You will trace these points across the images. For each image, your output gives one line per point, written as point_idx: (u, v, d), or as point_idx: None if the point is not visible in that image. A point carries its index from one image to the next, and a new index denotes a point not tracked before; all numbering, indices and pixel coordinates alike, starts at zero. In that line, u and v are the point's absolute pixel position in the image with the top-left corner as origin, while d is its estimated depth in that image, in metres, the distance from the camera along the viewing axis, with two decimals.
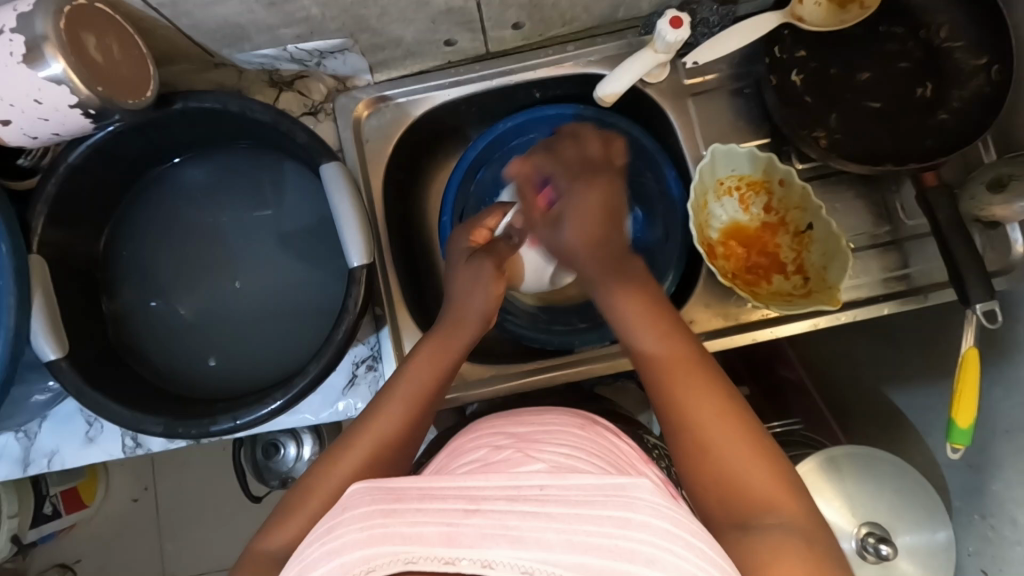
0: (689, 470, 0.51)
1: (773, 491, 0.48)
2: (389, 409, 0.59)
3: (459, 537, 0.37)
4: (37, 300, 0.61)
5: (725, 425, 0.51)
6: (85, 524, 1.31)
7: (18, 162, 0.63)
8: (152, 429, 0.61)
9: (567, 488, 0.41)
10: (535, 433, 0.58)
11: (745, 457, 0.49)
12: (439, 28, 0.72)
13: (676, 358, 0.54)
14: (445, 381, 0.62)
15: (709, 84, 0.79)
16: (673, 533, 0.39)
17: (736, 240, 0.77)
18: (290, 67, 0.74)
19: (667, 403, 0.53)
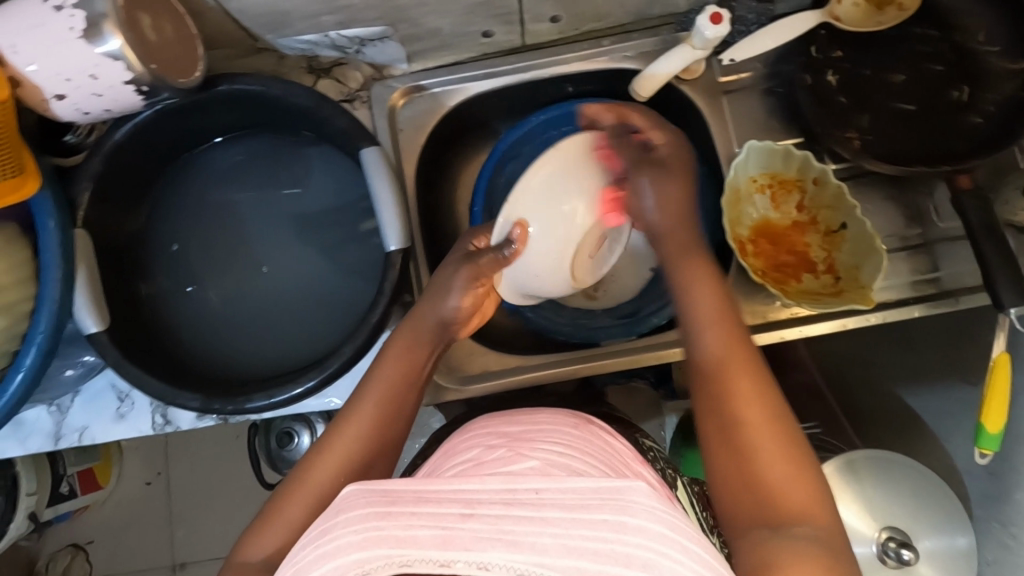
0: (726, 480, 0.51)
1: (811, 504, 0.47)
2: (360, 410, 0.60)
3: (452, 541, 0.38)
4: (81, 274, 0.62)
5: (771, 428, 0.50)
6: (98, 507, 1.33)
7: (65, 139, 0.63)
8: (188, 404, 0.61)
9: (562, 490, 0.42)
10: (526, 433, 0.61)
11: (786, 467, 0.49)
12: (478, 20, 0.73)
13: (726, 350, 0.54)
14: (416, 375, 0.64)
15: (742, 83, 0.79)
16: (668, 538, 0.40)
17: (766, 238, 0.75)
18: (329, 54, 0.75)
19: (713, 394, 0.53)
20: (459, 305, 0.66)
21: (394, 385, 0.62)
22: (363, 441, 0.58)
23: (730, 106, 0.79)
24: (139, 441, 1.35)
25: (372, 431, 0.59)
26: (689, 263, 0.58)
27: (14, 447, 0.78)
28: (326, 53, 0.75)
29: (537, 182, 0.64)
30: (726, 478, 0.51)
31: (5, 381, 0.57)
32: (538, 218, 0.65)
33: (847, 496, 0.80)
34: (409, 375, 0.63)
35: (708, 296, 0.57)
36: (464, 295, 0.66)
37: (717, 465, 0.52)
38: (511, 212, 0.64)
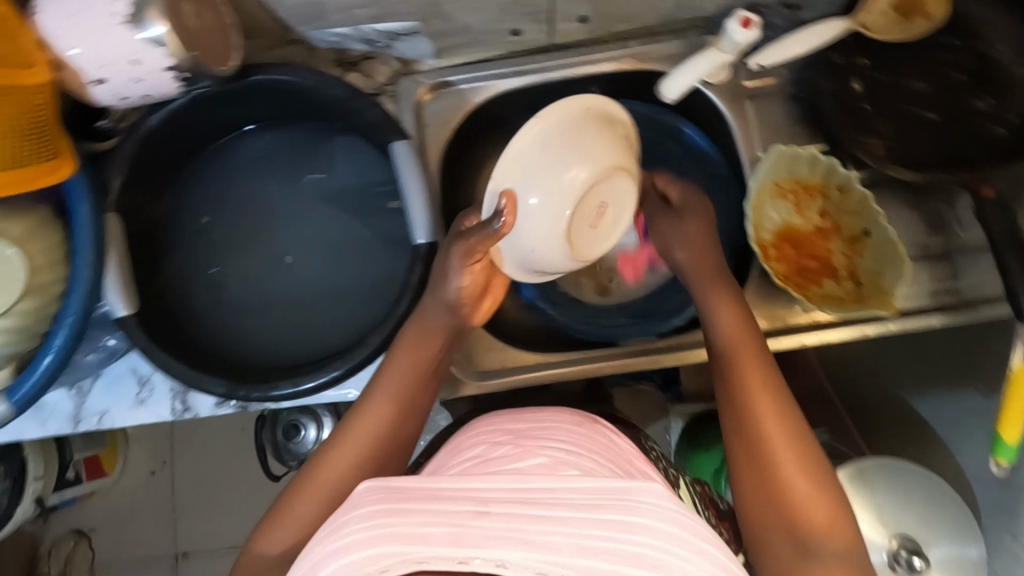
0: (762, 507, 0.55)
1: (839, 526, 0.53)
2: (377, 406, 0.60)
3: (465, 537, 0.40)
4: (112, 260, 0.62)
5: (794, 451, 0.56)
6: (102, 494, 1.33)
7: (98, 124, 0.64)
8: (214, 389, 0.62)
9: (572, 491, 0.45)
10: (532, 429, 0.62)
11: (816, 492, 0.55)
12: (508, 17, 0.73)
13: (752, 378, 0.59)
14: (428, 371, 0.62)
15: (767, 88, 0.80)
16: (675, 536, 0.43)
17: (789, 242, 0.76)
18: (358, 47, 0.75)
19: (740, 419, 0.58)
20: (462, 285, 0.62)
21: (407, 383, 0.61)
22: (376, 435, 0.59)
23: (755, 110, 0.79)
24: (144, 430, 1.35)
25: (385, 427, 0.59)
26: (717, 291, 0.65)
27: (34, 429, 0.78)
28: (356, 46, 0.75)
29: (527, 148, 0.58)
30: (761, 505, 0.55)
31: (35, 360, 0.58)
32: (528, 185, 0.59)
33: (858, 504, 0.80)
34: (420, 371, 0.61)
35: (732, 324, 0.63)
36: (469, 282, 0.62)
37: (752, 492, 0.56)
38: (498, 181, 0.59)
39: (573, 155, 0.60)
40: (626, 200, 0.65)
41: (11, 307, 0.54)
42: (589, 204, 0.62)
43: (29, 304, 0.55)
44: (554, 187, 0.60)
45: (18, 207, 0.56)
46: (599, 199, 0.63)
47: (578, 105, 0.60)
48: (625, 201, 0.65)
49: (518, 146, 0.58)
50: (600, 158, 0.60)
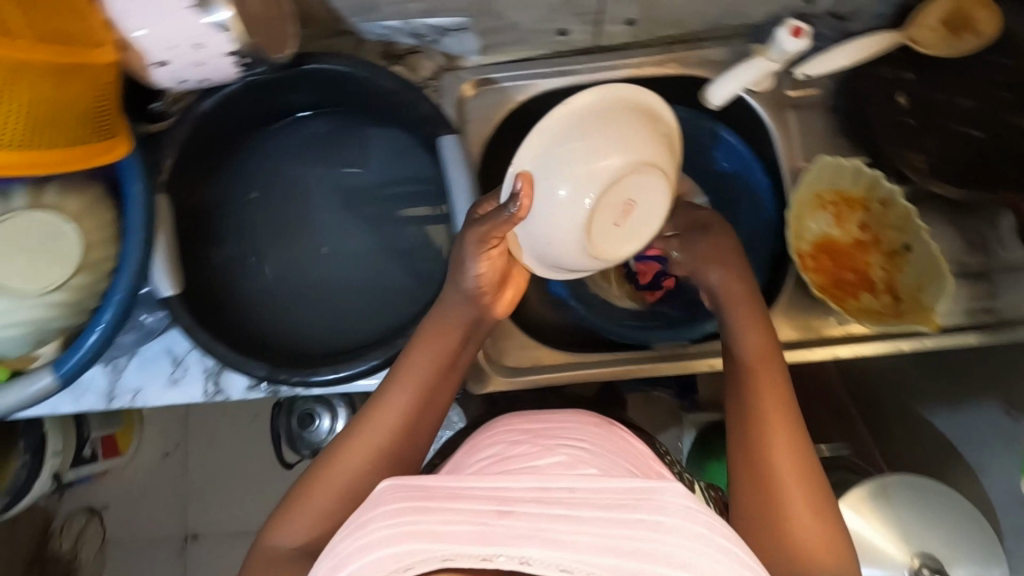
0: (756, 529, 0.55)
1: (829, 562, 0.53)
2: (395, 399, 0.59)
3: (490, 535, 0.40)
4: (161, 239, 0.63)
5: (798, 474, 0.56)
6: (117, 473, 1.34)
7: (151, 107, 0.64)
8: (256, 371, 0.63)
9: (597, 489, 0.45)
10: (550, 429, 0.63)
11: (815, 526, 0.54)
12: (557, 17, 0.73)
13: (767, 396, 0.60)
14: (447, 369, 0.61)
15: (809, 98, 0.80)
16: (704, 538, 0.43)
17: (827, 253, 0.75)
18: (406, 41, 0.76)
19: (750, 436, 0.58)
20: (480, 272, 0.60)
21: (425, 379, 0.60)
22: (396, 426, 0.58)
23: (797, 119, 0.79)
24: (160, 412, 1.36)
25: (401, 422, 0.59)
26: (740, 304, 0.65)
27: (67, 404, 0.79)
28: (403, 39, 0.76)
29: (550, 134, 0.59)
30: (756, 527, 0.55)
31: (82, 336, 0.58)
32: (551, 174, 0.60)
33: (879, 520, 0.79)
34: (441, 367, 0.61)
35: (751, 340, 0.63)
36: (486, 271, 0.61)
37: (749, 513, 0.56)
38: (519, 163, 0.59)
39: (596, 146, 0.60)
40: (657, 197, 0.63)
41: (65, 282, 0.55)
42: (614, 198, 0.62)
43: (82, 279, 0.56)
44: (575, 176, 0.61)
45: (75, 183, 0.57)
46: (625, 194, 0.62)
47: (603, 95, 0.59)
48: (653, 200, 0.64)
49: (541, 132, 0.59)
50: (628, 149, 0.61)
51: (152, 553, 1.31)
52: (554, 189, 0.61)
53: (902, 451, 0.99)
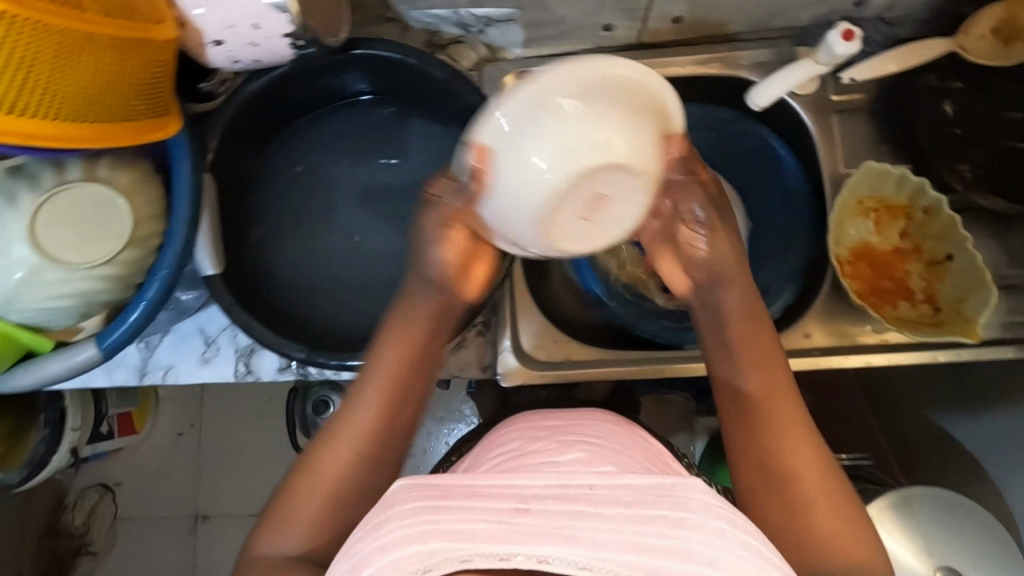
0: (775, 525, 0.55)
1: (852, 549, 0.53)
2: (368, 398, 0.58)
3: (510, 533, 0.39)
4: (207, 216, 0.64)
5: (814, 470, 0.56)
6: (131, 451, 1.34)
7: (200, 86, 0.64)
8: (293, 353, 0.63)
9: (617, 487, 0.44)
10: (567, 427, 0.63)
11: (835, 514, 0.54)
12: (605, 12, 0.73)
13: (767, 402, 0.58)
14: (420, 361, 0.60)
15: (853, 103, 0.79)
16: (728, 533, 0.42)
17: (865, 260, 0.75)
18: (451, 31, 0.76)
19: (758, 442, 0.57)
20: (443, 255, 0.60)
21: (396, 373, 0.59)
22: (371, 429, 0.57)
23: (840, 124, 0.79)
24: (176, 392, 1.37)
25: (377, 418, 0.57)
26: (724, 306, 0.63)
27: (101, 378, 0.80)
28: (448, 28, 0.76)
29: (516, 110, 0.51)
30: (775, 522, 0.55)
31: (126, 311, 0.58)
32: (518, 149, 0.51)
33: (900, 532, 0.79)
34: (411, 359, 0.59)
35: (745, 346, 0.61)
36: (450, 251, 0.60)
37: (764, 511, 0.55)
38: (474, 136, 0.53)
39: (569, 126, 0.51)
40: (633, 193, 0.55)
41: (115, 256, 0.55)
42: (583, 189, 0.53)
43: (130, 254, 0.56)
44: (536, 160, 0.51)
45: (124, 158, 0.57)
46: (594, 185, 0.53)
47: (584, 69, 0.50)
48: (630, 194, 0.55)
49: (506, 102, 0.51)
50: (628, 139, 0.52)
51: (163, 532, 1.32)
52: (515, 173, 0.52)
53: (923, 464, 0.98)
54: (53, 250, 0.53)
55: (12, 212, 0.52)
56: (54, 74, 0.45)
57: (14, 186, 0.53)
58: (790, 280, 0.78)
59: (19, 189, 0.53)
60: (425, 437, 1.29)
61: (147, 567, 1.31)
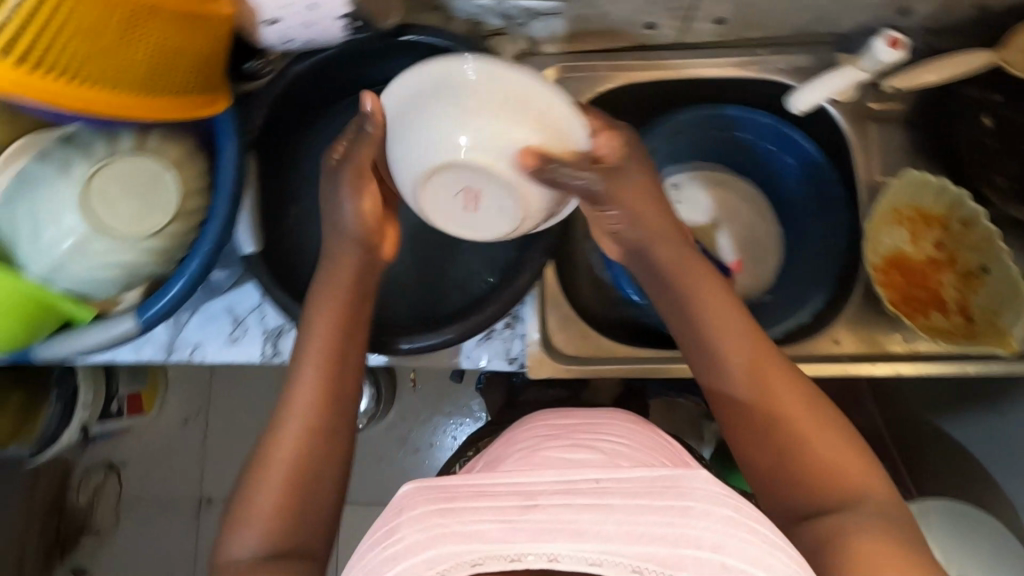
0: (786, 481, 0.54)
1: (866, 483, 0.53)
2: (312, 360, 0.59)
3: (516, 533, 0.39)
4: (247, 195, 0.64)
5: (808, 411, 0.56)
6: (139, 431, 1.32)
7: (245, 65, 0.63)
8: None
9: (621, 479, 0.44)
10: (585, 425, 0.64)
11: (839, 452, 0.54)
12: (650, 10, 0.73)
13: (747, 359, 0.57)
14: (353, 329, 0.61)
15: (890, 113, 0.79)
16: (738, 522, 0.41)
17: (898, 269, 0.74)
18: (494, 22, 0.75)
19: (748, 395, 0.57)
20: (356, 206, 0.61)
21: (336, 330, 0.60)
22: (308, 413, 0.57)
23: (876, 132, 0.79)
24: (185, 374, 1.35)
25: (322, 383, 0.58)
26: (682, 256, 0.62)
27: (128, 353, 0.80)
28: (492, 20, 0.75)
29: (411, 88, 0.56)
30: (786, 477, 0.54)
31: (166, 285, 0.57)
32: (405, 132, 0.57)
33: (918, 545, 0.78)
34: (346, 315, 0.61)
35: (714, 303, 0.60)
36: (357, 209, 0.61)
37: (768, 471, 0.55)
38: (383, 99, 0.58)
39: (447, 116, 0.55)
40: (501, 190, 0.56)
41: (161, 229, 0.55)
42: (449, 178, 0.57)
43: (175, 228, 0.56)
44: (413, 136, 0.56)
45: (173, 132, 0.57)
46: (461, 179, 0.56)
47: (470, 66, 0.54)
48: (498, 188, 0.56)
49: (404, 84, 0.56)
50: (508, 147, 0.54)
51: (166, 515, 1.31)
52: (401, 150, 0.58)
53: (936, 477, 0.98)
54: (101, 220, 0.53)
55: (64, 179, 0.52)
56: (116, 46, 0.46)
57: (68, 154, 0.53)
58: (820, 289, 0.79)
59: (73, 157, 0.53)
60: (434, 430, 1.29)
61: (149, 551, 1.29)
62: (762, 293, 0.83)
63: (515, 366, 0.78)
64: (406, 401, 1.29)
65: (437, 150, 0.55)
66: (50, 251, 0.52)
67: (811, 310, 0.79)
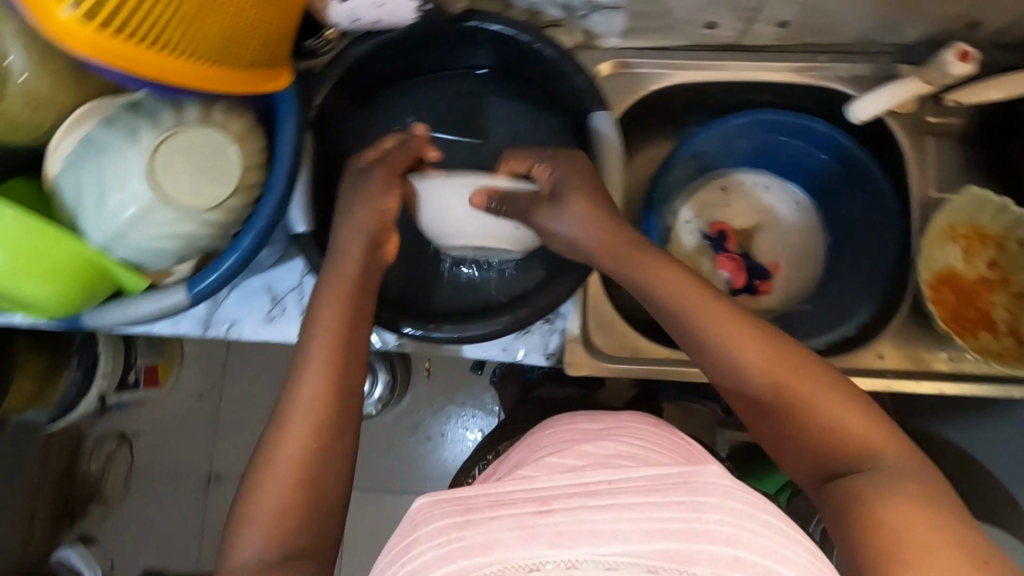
0: (805, 458, 0.51)
1: (882, 439, 0.49)
2: (315, 365, 0.54)
3: (535, 538, 0.38)
4: (303, 174, 0.64)
5: (815, 382, 0.51)
6: (152, 404, 1.24)
7: (306, 43, 0.65)
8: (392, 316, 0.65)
9: (631, 478, 0.43)
10: (609, 428, 0.60)
11: (849, 414, 0.50)
12: (714, 9, 0.72)
13: (740, 345, 0.53)
14: (360, 321, 0.58)
15: (949, 127, 0.77)
16: (751, 515, 0.40)
17: (949, 286, 0.73)
18: (553, 13, 0.74)
19: (745, 385, 0.52)
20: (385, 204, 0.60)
21: (339, 319, 0.56)
22: (315, 411, 0.52)
23: (933, 146, 0.77)
24: (199, 351, 1.26)
25: (328, 387, 0.54)
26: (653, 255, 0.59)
27: (165, 326, 0.79)
28: (551, 10, 0.74)
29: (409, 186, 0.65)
30: (804, 454, 0.51)
31: (218, 259, 0.57)
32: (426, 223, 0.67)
33: None
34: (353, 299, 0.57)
35: (695, 295, 0.55)
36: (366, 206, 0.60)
37: (790, 449, 0.52)
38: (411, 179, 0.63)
39: (433, 204, 0.63)
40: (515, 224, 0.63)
41: (221, 202, 0.55)
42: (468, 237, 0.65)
43: (234, 203, 0.55)
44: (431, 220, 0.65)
45: (236, 105, 0.57)
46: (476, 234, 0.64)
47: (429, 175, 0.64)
48: (506, 224, 0.63)
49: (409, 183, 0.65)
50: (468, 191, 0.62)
51: (173, 491, 1.22)
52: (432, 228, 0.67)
53: None
54: (163, 189, 0.53)
55: (131, 145, 0.52)
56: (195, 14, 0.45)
57: (135, 121, 0.53)
58: (867, 300, 0.78)
59: (141, 125, 0.53)
60: (447, 420, 1.26)
61: (153, 528, 1.21)
62: (802, 302, 0.84)
63: (552, 361, 0.76)
64: (420, 389, 1.27)
65: (443, 223, 0.64)
66: (112, 217, 0.52)
67: (858, 320, 0.78)
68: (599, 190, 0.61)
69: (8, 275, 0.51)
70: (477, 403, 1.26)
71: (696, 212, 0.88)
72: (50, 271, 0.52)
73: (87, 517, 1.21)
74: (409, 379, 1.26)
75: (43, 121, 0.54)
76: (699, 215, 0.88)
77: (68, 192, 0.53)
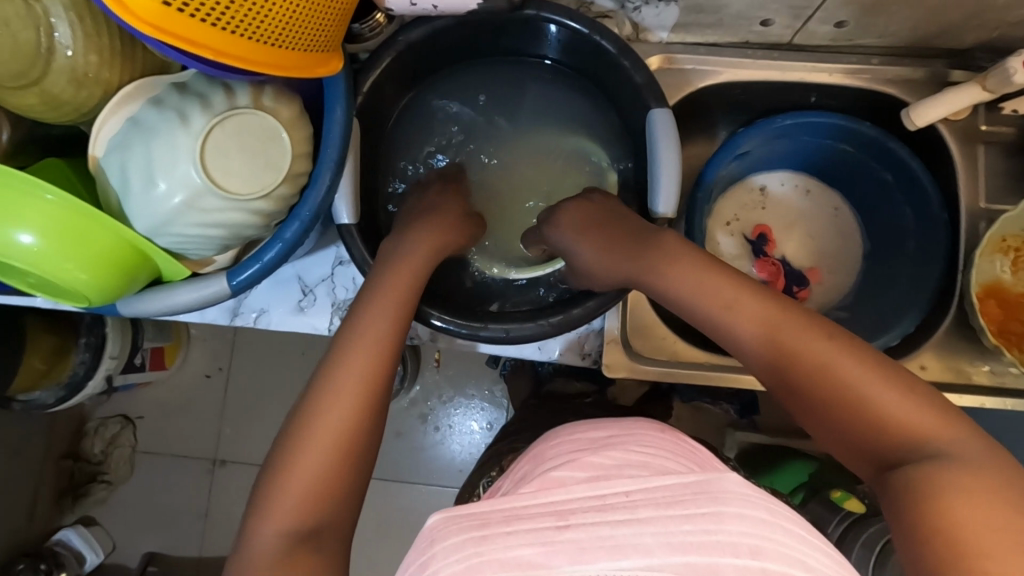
0: (847, 450, 0.47)
1: (924, 419, 0.44)
2: (354, 360, 0.53)
3: (557, 556, 0.36)
4: (349, 162, 0.62)
5: (852, 365, 0.47)
6: (157, 386, 1.21)
7: (352, 27, 0.63)
8: (434, 316, 0.63)
9: (651, 489, 0.40)
10: (613, 437, 0.52)
11: (886, 396, 0.45)
12: (771, 7, 0.69)
13: (769, 333, 0.52)
14: (408, 315, 0.57)
15: (1002, 136, 0.75)
16: (769, 523, 0.38)
17: (995, 299, 0.72)
18: (605, 4, 0.71)
19: (775, 374, 0.51)
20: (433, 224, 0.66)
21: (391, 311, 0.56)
22: (353, 411, 0.51)
23: (985, 156, 0.75)
24: (208, 332, 1.23)
25: (369, 382, 0.52)
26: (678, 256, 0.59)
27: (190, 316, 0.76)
28: (603, 1, 0.71)
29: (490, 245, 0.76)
30: (845, 444, 0.47)
31: (261, 249, 0.55)
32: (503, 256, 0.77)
33: None
34: (403, 295, 0.57)
35: (726, 289, 0.55)
36: (424, 233, 0.64)
37: (830, 439, 0.48)
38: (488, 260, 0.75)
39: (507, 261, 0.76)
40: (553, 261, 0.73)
41: (270, 190, 0.52)
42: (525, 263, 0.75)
43: (283, 191, 0.53)
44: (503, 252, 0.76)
45: (286, 91, 0.55)
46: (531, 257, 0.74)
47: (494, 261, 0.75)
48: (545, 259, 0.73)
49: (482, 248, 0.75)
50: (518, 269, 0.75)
51: (180, 473, 1.20)
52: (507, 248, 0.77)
53: None
54: (212, 174, 0.51)
55: (182, 129, 0.51)
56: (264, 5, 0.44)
57: (185, 104, 0.52)
58: (911, 310, 0.75)
59: (191, 108, 0.51)
60: (456, 410, 1.22)
61: (157, 515, 1.19)
62: (835, 308, 0.84)
63: (588, 362, 0.74)
64: (428, 380, 1.22)
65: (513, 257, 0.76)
66: (161, 202, 0.51)
67: (899, 330, 0.75)
68: (601, 223, 0.65)
69: (46, 258, 0.48)
70: (486, 395, 1.22)
71: (735, 215, 0.87)
72: (89, 256, 0.49)
73: (90, 497, 1.17)
74: (419, 368, 1.21)
75: (87, 99, 0.54)
76: (737, 220, 0.87)
77: (117, 178, 0.52)
